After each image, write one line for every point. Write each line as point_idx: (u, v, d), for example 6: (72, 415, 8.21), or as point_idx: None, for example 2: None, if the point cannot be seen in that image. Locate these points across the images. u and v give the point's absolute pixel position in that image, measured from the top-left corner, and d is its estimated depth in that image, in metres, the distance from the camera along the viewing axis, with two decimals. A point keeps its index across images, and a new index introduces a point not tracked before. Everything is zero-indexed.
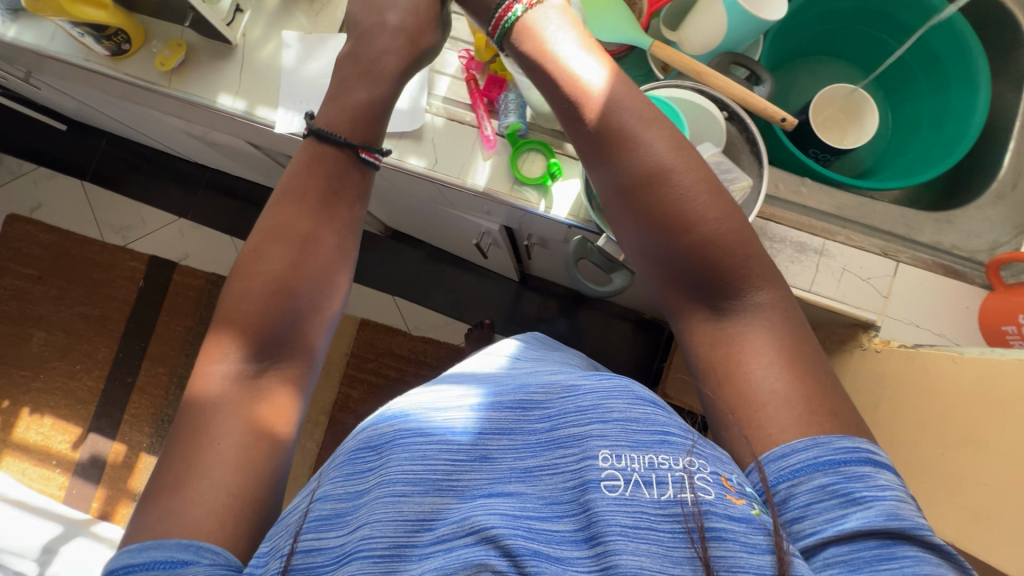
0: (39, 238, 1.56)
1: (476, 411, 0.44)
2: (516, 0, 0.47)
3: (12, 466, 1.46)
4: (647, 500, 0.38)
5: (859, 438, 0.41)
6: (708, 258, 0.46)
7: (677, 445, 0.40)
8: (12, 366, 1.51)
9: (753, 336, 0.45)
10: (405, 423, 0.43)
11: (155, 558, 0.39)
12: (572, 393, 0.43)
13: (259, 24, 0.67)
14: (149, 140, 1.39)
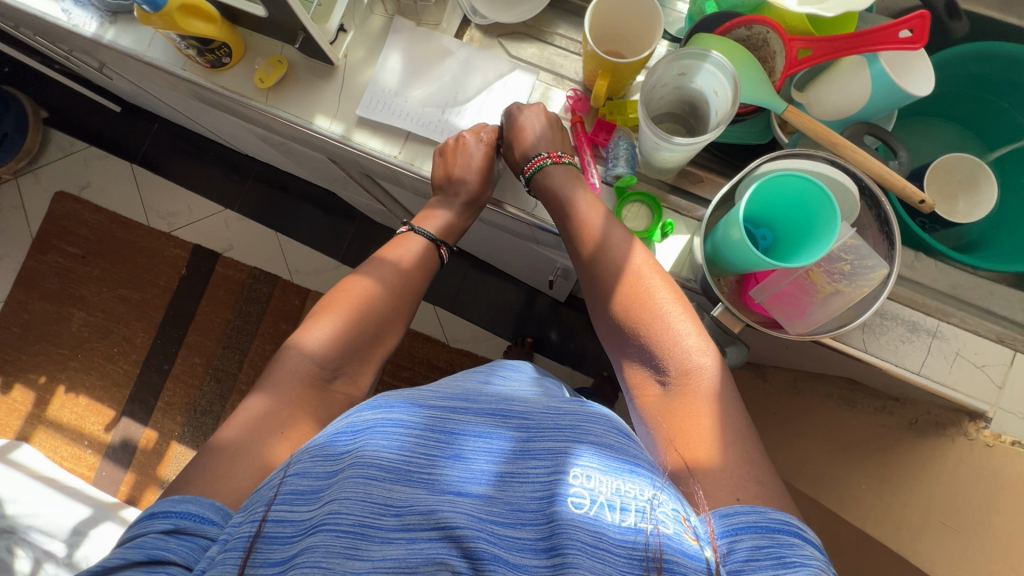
0: (86, 218, 1.56)
1: (456, 412, 0.43)
2: (546, 154, 0.57)
3: (45, 443, 1.48)
4: (609, 523, 0.37)
5: (793, 515, 0.41)
6: (664, 338, 0.50)
7: (644, 477, 0.40)
8: (51, 342, 1.53)
9: (689, 422, 0.47)
10: (389, 411, 0.42)
11: (189, 511, 0.42)
12: (553, 411, 0.43)
13: (362, 49, 0.65)
14: (205, 131, 1.38)
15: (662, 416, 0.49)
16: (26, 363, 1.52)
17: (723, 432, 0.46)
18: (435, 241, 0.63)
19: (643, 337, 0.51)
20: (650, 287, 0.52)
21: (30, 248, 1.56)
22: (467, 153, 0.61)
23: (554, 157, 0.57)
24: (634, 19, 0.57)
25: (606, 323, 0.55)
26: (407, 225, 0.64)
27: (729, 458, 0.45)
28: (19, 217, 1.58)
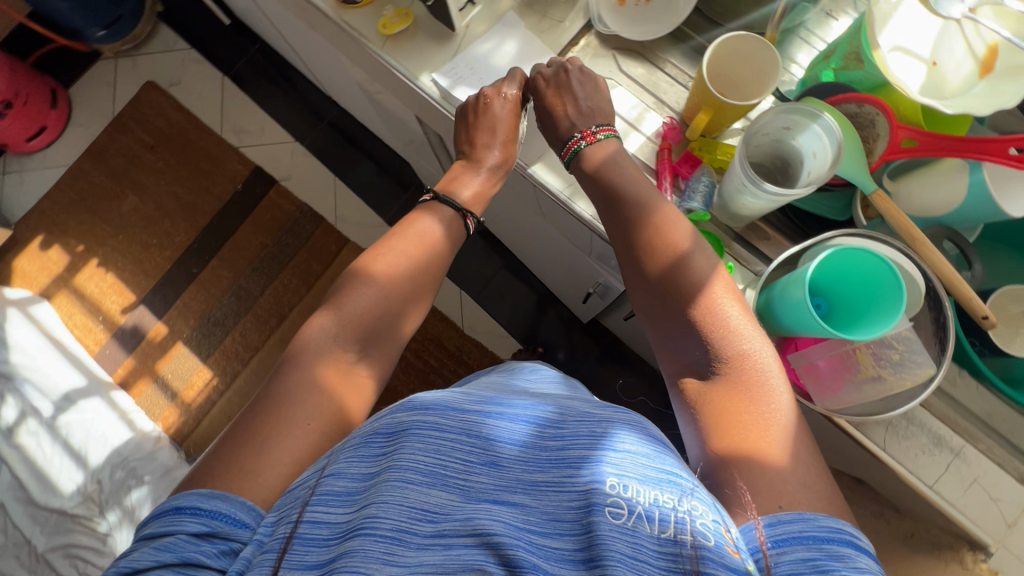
0: (167, 112, 1.63)
1: (491, 417, 0.44)
2: (579, 137, 0.60)
3: (64, 307, 1.53)
4: (646, 534, 0.37)
5: (844, 521, 0.39)
6: (718, 337, 0.49)
7: (681, 490, 0.39)
8: (99, 216, 1.59)
9: (729, 413, 0.46)
10: (423, 412, 0.42)
11: (220, 509, 0.42)
12: (587, 419, 0.43)
13: (486, 24, 0.68)
14: (301, 64, 1.44)
15: (700, 404, 0.48)
16: (70, 229, 1.58)
17: (765, 420, 0.45)
18: (460, 212, 0.64)
19: (693, 326, 0.51)
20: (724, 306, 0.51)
21: (108, 125, 1.63)
22: (492, 109, 0.63)
23: (587, 137, 0.60)
24: (752, 69, 0.59)
25: (653, 314, 0.54)
26: (430, 194, 0.65)
27: (773, 449, 0.44)
28: (108, 94, 1.65)
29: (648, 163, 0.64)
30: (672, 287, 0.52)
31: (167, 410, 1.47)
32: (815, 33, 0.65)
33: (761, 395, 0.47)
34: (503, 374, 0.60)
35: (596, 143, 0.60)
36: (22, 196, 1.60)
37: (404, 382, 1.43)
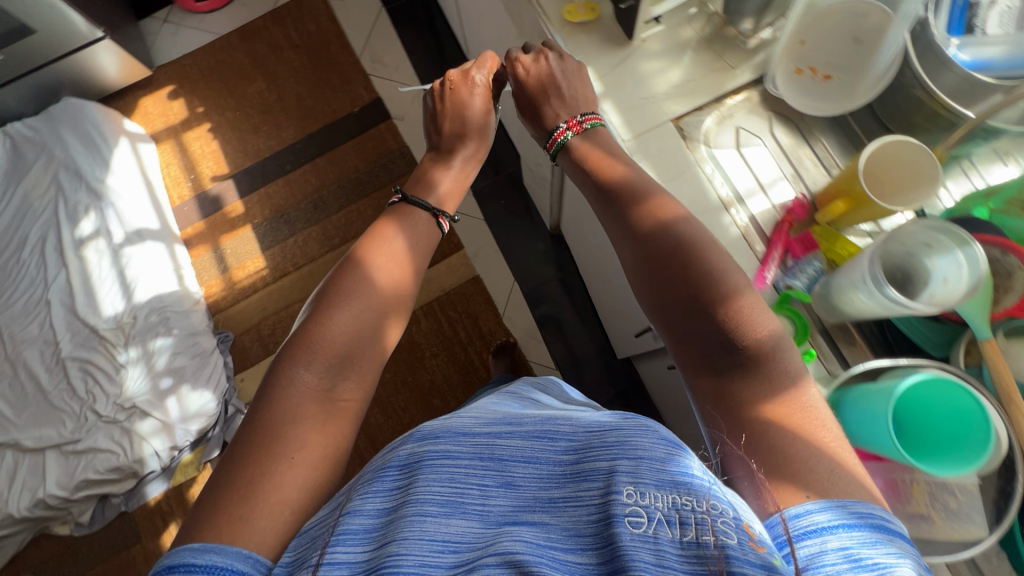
0: (321, 21, 1.72)
1: (500, 442, 0.50)
2: (568, 128, 0.68)
3: (166, 156, 1.64)
4: (669, 540, 0.40)
5: (877, 508, 0.41)
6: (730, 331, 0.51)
7: (698, 488, 0.42)
8: (226, 88, 1.69)
9: (755, 406, 0.48)
10: (435, 446, 0.49)
11: (214, 563, 0.46)
12: (597, 431, 0.49)
13: (662, 44, 0.68)
14: (457, 21, 1.48)
15: (725, 394, 0.50)
16: (197, 90, 1.69)
17: (786, 409, 0.47)
18: (432, 213, 0.86)
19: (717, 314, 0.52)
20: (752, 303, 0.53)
21: (267, 13, 1.74)
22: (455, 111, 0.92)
23: (571, 126, 0.68)
24: (903, 172, 0.57)
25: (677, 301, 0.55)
26: (399, 195, 0.86)
27: (801, 441, 0.45)
28: None
29: (764, 228, 0.63)
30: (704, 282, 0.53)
31: (214, 281, 1.54)
32: (977, 167, 0.62)
33: (782, 386, 0.49)
34: (501, 401, 0.67)
35: (580, 131, 0.68)
36: (171, 47, 1.72)
37: (429, 344, 1.47)
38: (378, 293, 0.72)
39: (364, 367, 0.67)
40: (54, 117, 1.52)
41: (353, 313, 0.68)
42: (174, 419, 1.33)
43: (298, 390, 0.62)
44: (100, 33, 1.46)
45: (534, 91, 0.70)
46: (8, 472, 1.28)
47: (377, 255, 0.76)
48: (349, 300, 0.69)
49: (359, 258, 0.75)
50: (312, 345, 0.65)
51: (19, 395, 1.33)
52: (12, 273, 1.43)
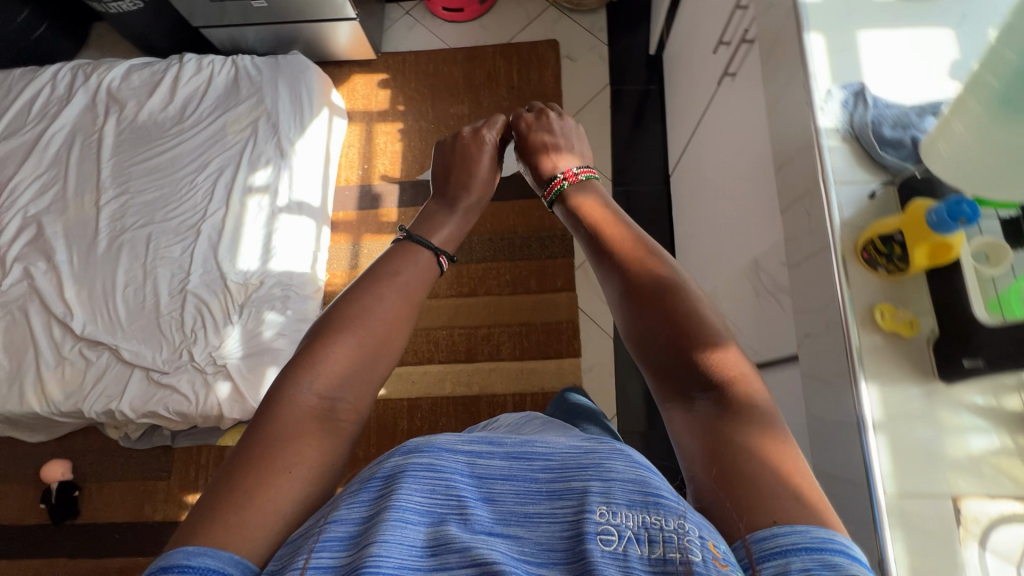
0: (545, 72, 1.69)
1: (472, 449, 0.42)
2: (565, 178, 0.79)
3: (351, 136, 1.68)
4: (636, 558, 0.35)
5: (833, 528, 0.39)
6: (698, 358, 0.52)
7: (669, 507, 0.37)
8: (431, 97, 1.70)
9: (728, 431, 0.47)
10: (409, 449, 0.41)
11: (204, 565, 0.40)
12: (572, 445, 0.42)
13: (979, 399, 0.56)
14: (680, 141, 1.40)
15: (708, 424, 0.48)
16: (406, 87, 1.71)
17: (758, 430, 0.46)
18: (435, 252, 0.72)
19: (686, 344, 0.54)
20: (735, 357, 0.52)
21: (499, 46, 1.73)
22: (470, 150, 0.86)
23: (568, 175, 0.79)
24: None
25: (655, 327, 0.57)
26: (404, 231, 0.74)
27: (774, 460, 0.44)
28: (519, 24, 1.76)
29: None
30: (682, 328, 0.55)
31: (340, 272, 1.56)
32: None
33: (758, 414, 0.48)
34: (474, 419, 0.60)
35: (575, 180, 0.79)
36: (401, 40, 1.77)
37: None
38: (377, 321, 0.59)
39: (357, 388, 0.56)
40: (279, 66, 1.59)
41: (349, 342, 0.57)
42: (251, 393, 1.31)
43: (294, 406, 0.52)
44: (353, 14, 1.52)
45: (536, 143, 0.87)
46: (97, 370, 1.33)
47: (378, 290, 0.63)
48: (345, 327, 0.58)
49: (358, 288, 0.62)
50: (313, 364, 0.55)
51: (137, 304, 1.38)
52: (182, 189, 1.50)
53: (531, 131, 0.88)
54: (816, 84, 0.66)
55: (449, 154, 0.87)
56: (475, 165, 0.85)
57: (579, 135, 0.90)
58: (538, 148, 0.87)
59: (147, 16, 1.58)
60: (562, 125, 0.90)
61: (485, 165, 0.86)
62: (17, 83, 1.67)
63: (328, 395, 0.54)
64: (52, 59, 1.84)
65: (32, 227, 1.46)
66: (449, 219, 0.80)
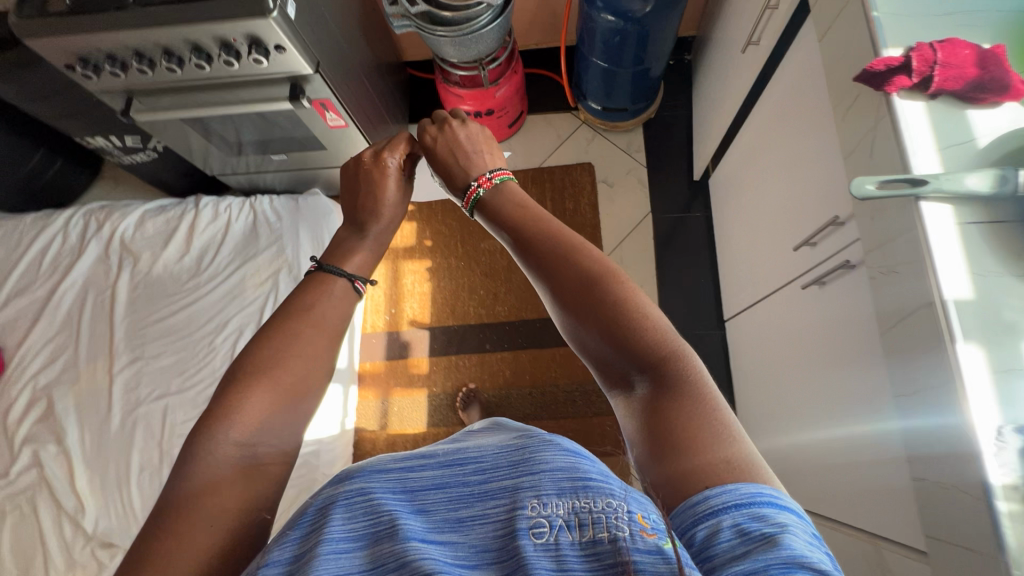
0: (581, 199, 1.58)
1: (406, 465, 0.43)
2: (481, 183, 0.69)
3: (376, 274, 1.58)
4: (568, 544, 0.37)
5: (765, 484, 0.41)
6: (633, 347, 0.50)
7: (596, 489, 0.39)
8: (461, 231, 1.59)
9: (661, 415, 0.47)
10: (353, 479, 0.42)
11: None
12: (504, 449, 0.44)
13: None
14: (739, 295, 1.28)
15: (646, 411, 0.48)
16: (433, 220, 1.61)
17: (696, 409, 0.46)
18: (351, 278, 0.64)
19: (619, 334, 0.51)
20: (671, 340, 0.51)
21: (529, 171, 1.63)
22: (376, 168, 0.76)
23: (485, 181, 0.70)
24: None
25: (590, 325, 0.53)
26: (316, 263, 0.64)
27: (705, 432, 0.44)
28: (550, 145, 1.65)
29: None
30: (614, 322, 0.51)
31: (369, 432, 1.44)
32: None
33: (691, 388, 0.48)
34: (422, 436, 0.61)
35: (492, 186, 0.70)
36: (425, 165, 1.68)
37: None
38: (297, 362, 0.53)
39: (284, 427, 0.51)
40: (300, 210, 1.51)
41: (262, 388, 0.51)
42: None
43: (212, 460, 0.46)
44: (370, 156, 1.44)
45: (446, 152, 0.76)
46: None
47: (306, 323, 0.57)
48: (258, 380, 0.51)
49: (277, 326, 0.56)
50: (225, 412, 0.49)
51: (153, 492, 1.27)
52: (199, 353, 1.40)
53: (440, 140, 0.77)
54: (980, 422, 0.54)
55: (355, 172, 0.76)
56: (384, 189, 0.74)
57: (488, 137, 0.78)
58: (448, 157, 0.76)
59: (161, 164, 1.50)
60: (466, 131, 0.78)
61: (392, 188, 0.74)
62: (27, 231, 1.59)
63: (247, 441, 0.48)
64: (65, 196, 1.77)
65: (42, 402, 1.36)
66: (364, 245, 0.71)
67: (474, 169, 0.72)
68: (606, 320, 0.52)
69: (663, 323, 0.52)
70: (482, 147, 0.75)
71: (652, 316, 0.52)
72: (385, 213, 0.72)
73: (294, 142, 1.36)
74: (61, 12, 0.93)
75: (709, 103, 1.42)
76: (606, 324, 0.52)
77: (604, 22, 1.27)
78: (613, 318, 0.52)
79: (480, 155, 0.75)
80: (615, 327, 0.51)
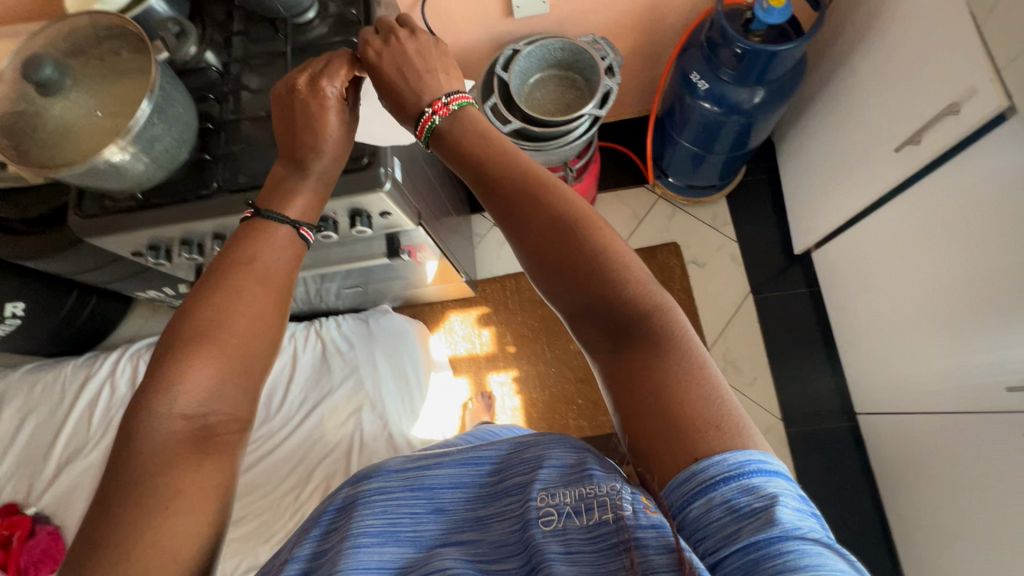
0: (674, 285, 1.46)
1: (421, 471, 0.51)
2: (434, 111, 0.63)
3: (461, 391, 1.45)
4: (577, 529, 0.41)
5: (751, 447, 0.40)
6: (611, 296, 0.51)
7: (598, 477, 0.43)
8: (546, 332, 1.46)
9: (640, 371, 0.46)
10: (371, 484, 0.50)
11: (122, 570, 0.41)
12: (512, 451, 0.51)
13: None
14: (889, 395, 1.16)
15: (623, 365, 0.48)
16: (513, 322, 1.48)
17: (679, 364, 0.45)
18: (295, 224, 0.62)
19: (596, 284, 0.51)
20: (650, 295, 0.51)
21: None
22: (309, 94, 0.66)
23: (437, 108, 0.63)
24: None
25: (565, 274, 0.53)
26: (254, 210, 0.62)
27: (693, 397, 0.43)
28: (629, 227, 1.53)
29: None
30: (592, 271, 0.52)
31: None
32: None
33: (678, 345, 0.47)
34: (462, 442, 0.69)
35: (447, 114, 0.63)
36: (495, 258, 1.55)
37: None
38: (239, 318, 0.54)
39: (234, 396, 0.52)
40: (374, 335, 1.37)
41: (207, 355, 0.51)
42: None
43: (162, 438, 0.47)
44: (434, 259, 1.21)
45: (388, 71, 0.65)
46: None
47: (246, 277, 0.56)
48: (205, 347, 0.51)
49: (217, 284, 0.55)
50: (171, 383, 0.48)
51: None
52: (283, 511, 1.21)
53: (382, 57, 0.66)
54: None
55: (288, 99, 0.66)
56: (323, 121, 0.66)
57: (441, 49, 0.66)
58: (393, 76, 0.65)
59: None
60: (417, 45, 0.66)
61: (335, 124, 0.66)
62: (70, 382, 1.44)
63: (196, 413, 0.49)
64: (104, 330, 1.62)
65: None
66: (303, 189, 0.65)
67: (426, 93, 0.64)
68: (580, 266, 0.52)
69: (637, 271, 0.52)
70: (434, 65, 0.65)
71: (624, 262, 0.52)
72: (328, 144, 0.66)
73: (370, 273, 1.19)
74: (129, 206, 0.79)
75: (812, 178, 1.29)
76: (581, 270, 0.52)
77: (702, 110, 1.16)
78: (590, 265, 0.52)
79: (433, 75, 0.64)
80: (590, 274, 0.51)
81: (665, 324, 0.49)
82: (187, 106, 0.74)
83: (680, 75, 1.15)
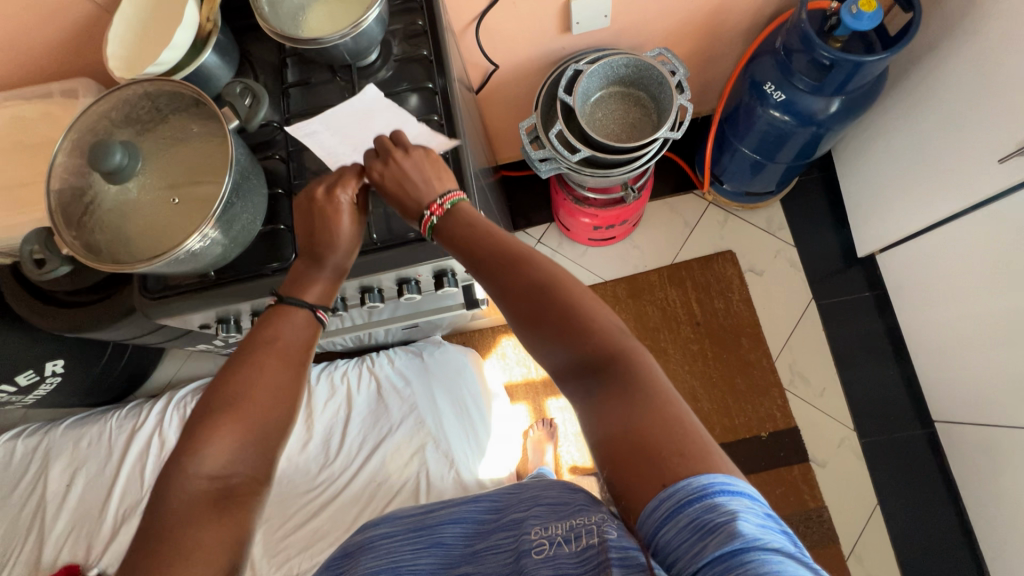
0: (731, 296, 1.42)
1: (427, 522, 0.68)
2: (430, 211, 0.62)
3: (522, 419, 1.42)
4: (564, 552, 0.51)
5: (715, 465, 0.41)
6: (581, 337, 0.52)
7: (586, 512, 0.53)
8: None
9: (609, 406, 0.47)
10: (376, 533, 0.68)
11: None
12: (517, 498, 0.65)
13: None
14: (980, 404, 1.12)
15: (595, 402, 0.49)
16: None
17: (645, 396, 0.47)
18: (312, 307, 0.62)
19: (564, 329, 0.53)
20: (616, 335, 0.52)
21: (664, 270, 1.46)
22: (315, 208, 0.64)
23: (434, 210, 0.62)
24: None
25: (535, 323, 0.55)
26: (277, 297, 0.62)
27: (657, 426, 0.44)
28: (680, 237, 1.47)
29: None
30: (561, 315, 0.53)
31: None
32: None
33: (644, 379, 0.48)
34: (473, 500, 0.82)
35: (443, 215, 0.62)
36: None
37: None
38: (264, 391, 0.55)
39: (256, 458, 0.53)
40: (430, 371, 1.32)
41: (232, 423, 0.52)
42: None
43: (187, 496, 0.48)
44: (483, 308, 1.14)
45: (389, 184, 0.63)
46: None
47: (266, 352, 0.58)
48: (228, 415, 0.53)
49: (239, 360, 0.57)
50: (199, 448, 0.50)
51: None
52: None
53: (384, 170, 0.64)
54: None
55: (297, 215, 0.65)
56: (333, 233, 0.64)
57: (436, 158, 0.64)
58: (395, 187, 0.63)
59: None
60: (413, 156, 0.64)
61: (349, 228, 0.64)
62: (116, 436, 1.38)
63: (220, 474, 0.50)
64: (140, 375, 1.56)
65: None
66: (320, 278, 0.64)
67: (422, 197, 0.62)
68: (547, 312, 0.54)
69: (601, 312, 0.54)
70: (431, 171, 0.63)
71: (589, 304, 0.54)
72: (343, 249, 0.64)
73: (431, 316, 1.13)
74: (197, 284, 0.72)
75: (881, 182, 1.23)
76: (549, 318, 0.54)
77: (769, 117, 1.09)
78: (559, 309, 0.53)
79: (430, 181, 0.63)
80: (557, 318, 0.53)
81: (630, 358, 0.50)
82: (259, 176, 0.68)
83: (751, 82, 1.09)
